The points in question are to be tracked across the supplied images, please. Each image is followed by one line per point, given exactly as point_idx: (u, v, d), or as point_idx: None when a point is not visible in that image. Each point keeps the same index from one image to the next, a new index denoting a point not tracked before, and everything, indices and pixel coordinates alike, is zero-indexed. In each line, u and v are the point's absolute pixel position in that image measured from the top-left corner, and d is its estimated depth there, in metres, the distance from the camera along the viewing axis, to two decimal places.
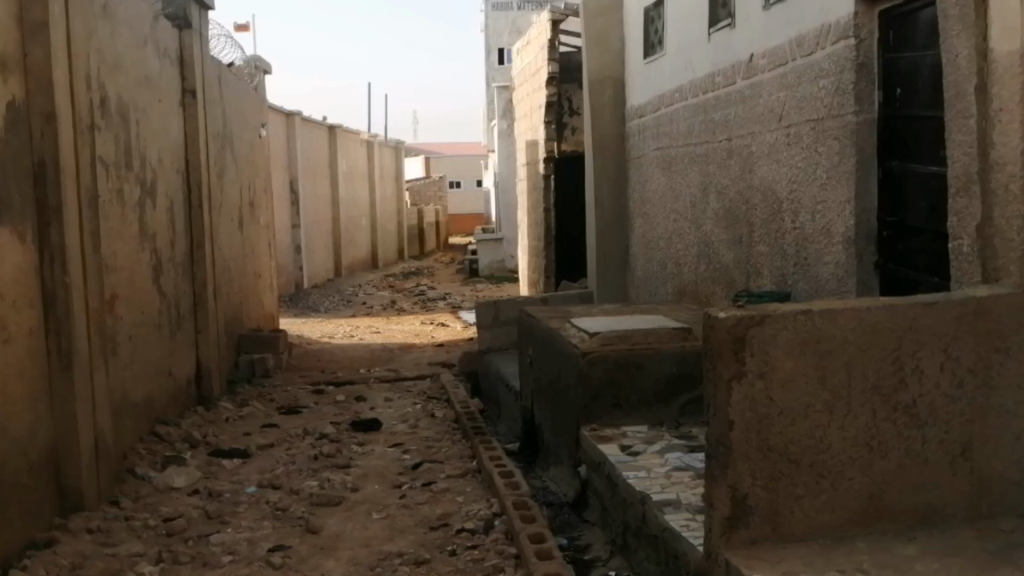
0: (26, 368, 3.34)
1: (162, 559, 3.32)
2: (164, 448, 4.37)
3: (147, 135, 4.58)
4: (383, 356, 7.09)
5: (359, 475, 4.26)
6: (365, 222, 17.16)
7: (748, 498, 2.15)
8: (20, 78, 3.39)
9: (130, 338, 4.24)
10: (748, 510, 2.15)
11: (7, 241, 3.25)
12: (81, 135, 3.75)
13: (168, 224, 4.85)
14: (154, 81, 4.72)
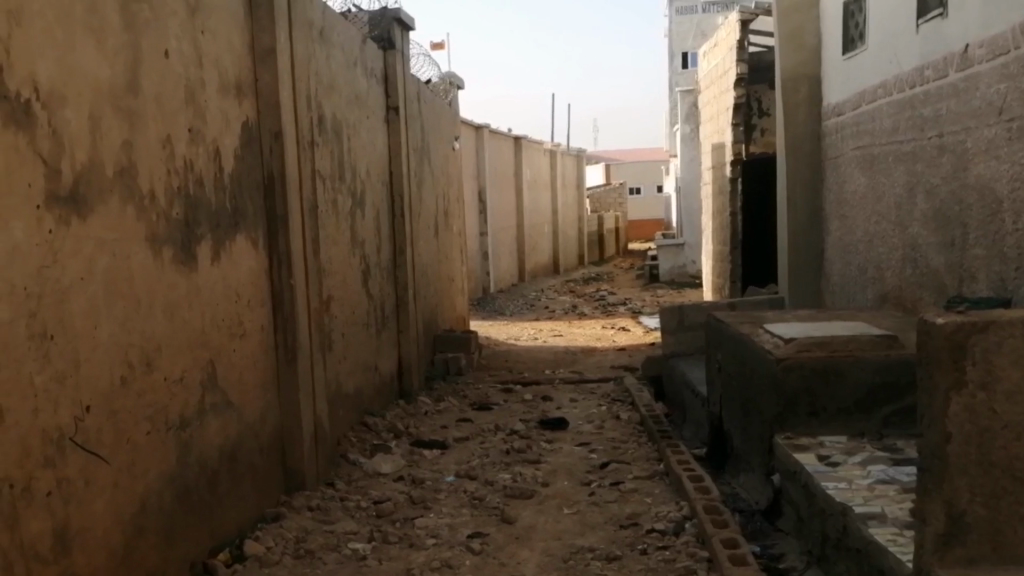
0: (257, 360, 3.73)
1: (374, 538, 3.60)
2: (371, 437, 4.74)
3: (357, 149, 4.97)
4: (568, 358, 7.27)
5: (549, 471, 4.43)
6: (547, 229, 17.52)
7: (965, 516, 2.05)
8: (252, 101, 3.79)
9: (343, 335, 4.62)
10: (964, 528, 2.05)
11: (243, 247, 3.66)
12: (303, 150, 4.13)
13: (375, 233, 5.23)
14: (363, 99, 5.11)
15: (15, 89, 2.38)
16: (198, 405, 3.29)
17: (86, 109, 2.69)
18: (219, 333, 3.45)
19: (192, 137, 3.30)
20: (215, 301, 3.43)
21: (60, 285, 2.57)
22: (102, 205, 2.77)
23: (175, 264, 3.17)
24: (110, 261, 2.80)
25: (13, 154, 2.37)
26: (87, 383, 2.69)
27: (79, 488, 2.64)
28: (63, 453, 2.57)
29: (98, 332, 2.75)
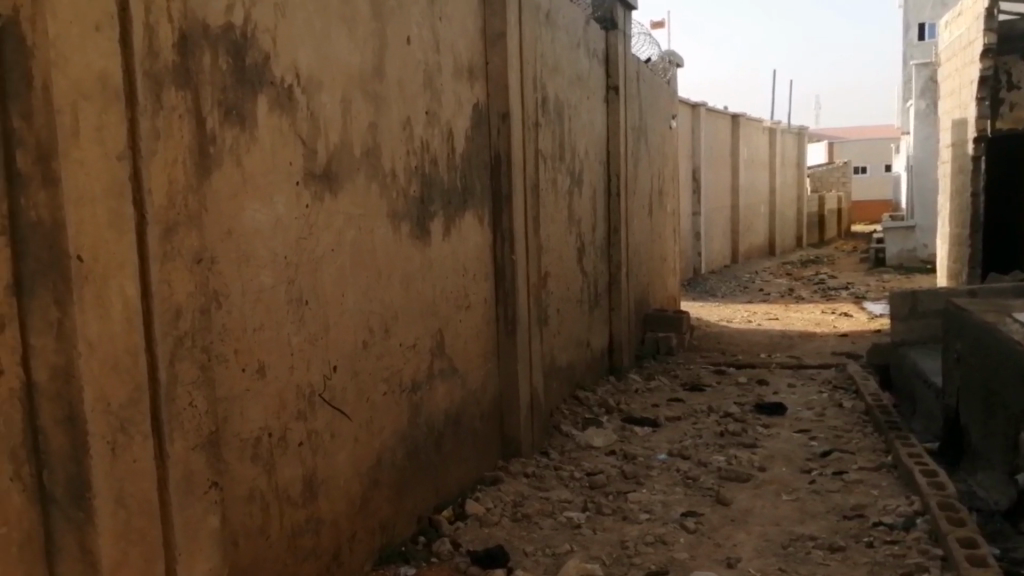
0: (480, 331, 3.93)
1: (588, 508, 3.69)
2: (583, 410, 4.86)
3: (577, 129, 5.05)
4: (785, 343, 7.03)
5: (767, 456, 4.33)
6: (764, 210, 16.91)
7: None
8: (483, 83, 3.95)
9: (559, 310, 4.74)
10: None
11: (471, 224, 3.84)
12: (528, 131, 4.26)
13: (592, 211, 5.30)
14: (584, 80, 5.18)
15: (280, 76, 2.64)
16: (428, 370, 3.52)
17: (338, 94, 2.93)
18: (447, 304, 3.65)
19: (428, 119, 3.49)
20: (445, 274, 3.64)
21: (314, 255, 2.83)
22: (350, 182, 3.00)
23: (412, 239, 3.39)
24: (356, 234, 3.04)
25: (278, 135, 2.63)
26: (334, 345, 2.94)
27: (325, 441, 2.90)
28: (313, 407, 2.84)
29: (345, 300, 2.99)
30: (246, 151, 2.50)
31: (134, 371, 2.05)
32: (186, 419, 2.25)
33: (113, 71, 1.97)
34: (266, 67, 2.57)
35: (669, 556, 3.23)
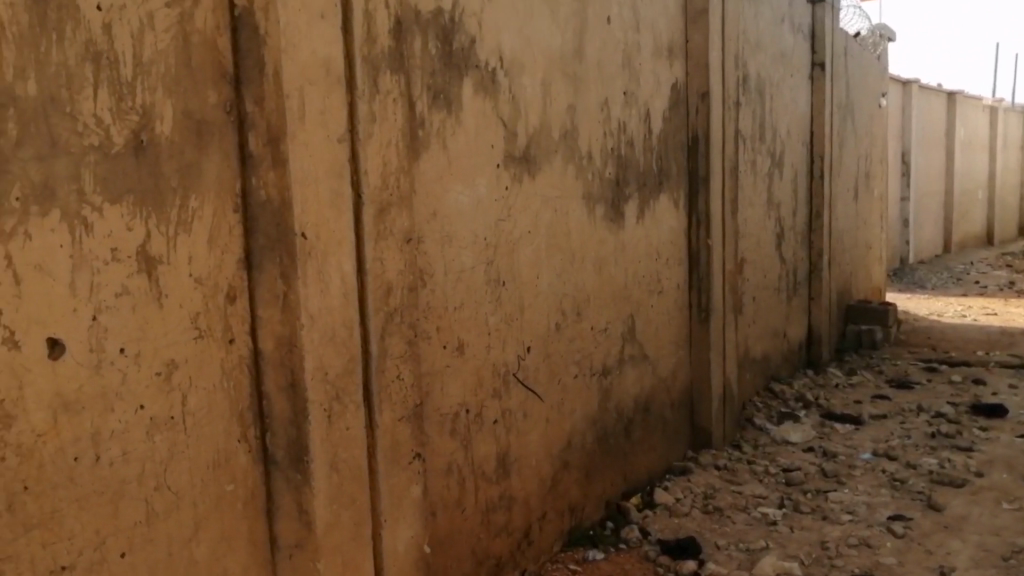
0: (673, 317, 3.85)
1: (785, 505, 3.55)
2: (778, 404, 4.69)
3: (779, 108, 4.84)
4: (1005, 340, 6.45)
5: (985, 461, 3.98)
6: (981, 196, 15.58)
7: None
8: (682, 63, 3.86)
9: (755, 298, 4.57)
10: None
11: (666, 207, 3.77)
12: (727, 111, 4.12)
13: (792, 195, 5.07)
14: (788, 57, 4.95)
15: (485, 58, 2.68)
16: (620, 354, 3.49)
17: (539, 76, 2.95)
18: (640, 289, 3.61)
19: (626, 100, 3.45)
20: (638, 258, 3.59)
21: (513, 237, 2.87)
22: (548, 164, 3.02)
23: (606, 222, 3.37)
24: (552, 216, 3.06)
25: (481, 117, 2.68)
26: (530, 326, 2.98)
27: (518, 420, 2.94)
28: (508, 386, 2.88)
29: (540, 281, 3.02)
30: (452, 134, 2.56)
31: (348, 343, 2.16)
32: (392, 391, 2.34)
33: (334, 57, 2.07)
34: (472, 50, 2.63)
35: (875, 561, 3.04)
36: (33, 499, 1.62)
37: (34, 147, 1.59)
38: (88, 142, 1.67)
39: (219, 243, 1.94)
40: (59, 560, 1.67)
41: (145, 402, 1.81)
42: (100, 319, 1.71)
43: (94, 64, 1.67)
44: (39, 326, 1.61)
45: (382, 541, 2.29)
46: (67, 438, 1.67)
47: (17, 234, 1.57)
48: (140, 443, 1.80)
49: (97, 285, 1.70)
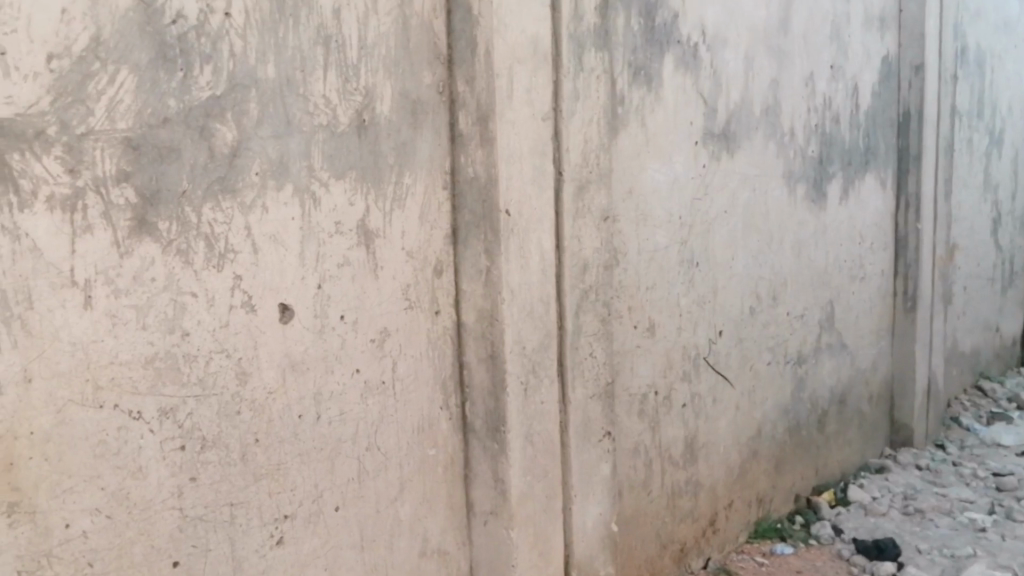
0: (874, 305, 3.65)
1: (995, 511, 3.29)
2: (988, 404, 4.36)
3: (1001, 82, 4.45)
4: None
5: None
6: None
7: None
8: (894, 35, 3.62)
9: (965, 288, 4.26)
10: None
11: (871, 188, 3.57)
12: (943, 85, 3.84)
13: (1012, 176, 4.67)
14: (1013, 25, 4.54)
15: (686, 34, 2.63)
16: (816, 342, 3.35)
17: (741, 50, 2.86)
18: (840, 274, 3.44)
19: (832, 75, 3.29)
20: (839, 242, 3.42)
21: (709, 217, 2.81)
22: (748, 143, 2.93)
23: (807, 204, 3.23)
24: (750, 196, 2.96)
25: (681, 94, 2.64)
26: (723, 308, 2.91)
27: (708, 405, 2.89)
28: (699, 369, 2.84)
29: (735, 263, 2.94)
30: (652, 112, 2.54)
31: (546, 319, 2.20)
32: (587, 368, 2.35)
33: (542, 36, 2.09)
34: (674, 26, 2.58)
35: None
36: (263, 451, 1.76)
37: (271, 126, 1.71)
38: (318, 121, 1.78)
39: (429, 218, 2.03)
40: (283, 508, 1.81)
41: (360, 366, 1.92)
42: (324, 287, 1.84)
43: (324, 48, 1.78)
44: (273, 291, 1.75)
45: (572, 515, 2.32)
46: (293, 396, 1.80)
47: (256, 206, 1.70)
48: (355, 404, 1.92)
49: (322, 255, 1.82)
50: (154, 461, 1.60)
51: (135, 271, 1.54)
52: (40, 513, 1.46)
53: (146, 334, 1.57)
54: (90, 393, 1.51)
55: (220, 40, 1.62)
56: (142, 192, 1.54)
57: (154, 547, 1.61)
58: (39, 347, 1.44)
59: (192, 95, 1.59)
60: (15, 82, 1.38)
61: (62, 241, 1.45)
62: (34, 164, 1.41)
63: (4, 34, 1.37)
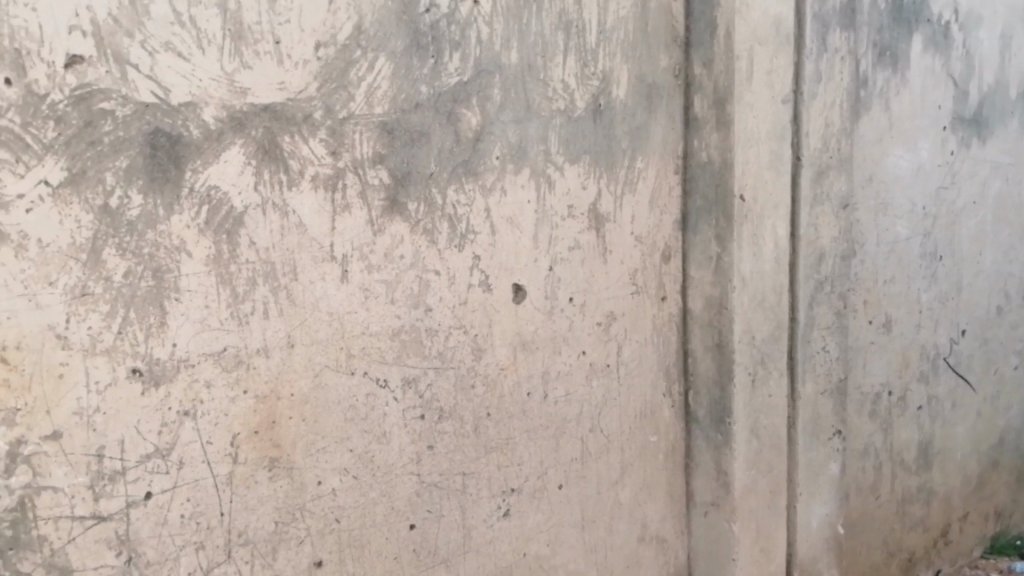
0: None
1: None
2: None
3: None
4: None
5: None
6: None
7: None
8: None
9: None
10: None
11: None
12: None
13: None
14: None
15: (938, 12, 2.43)
16: None
17: (998, 29, 2.61)
18: None
19: None
20: None
21: (955, 208, 2.59)
22: (1003, 128, 2.67)
23: None
24: (1001, 186, 2.70)
25: (929, 76, 2.44)
26: (967, 308, 2.68)
27: (947, 410, 2.67)
28: (937, 371, 2.63)
29: (983, 258, 2.70)
30: (896, 95, 2.36)
31: (776, 309, 2.12)
32: (818, 364, 2.23)
33: (785, 16, 2.01)
34: (926, 3, 2.40)
35: None
36: (493, 425, 1.83)
37: (513, 111, 1.76)
38: (556, 106, 1.81)
39: (660, 204, 2.02)
40: (511, 482, 1.87)
41: (587, 349, 1.94)
42: (555, 270, 1.87)
43: (565, 33, 1.81)
44: (508, 272, 1.80)
45: (797, 515, 2.23)
46: (523, 373, 1.86)
47: (496, 189, 1.76)
48: (581, 385, 1.95)
49: (555, 237, 1.86)
50: (397, 428, 1.70)
51: (387, 248, 1.64)
52: (296, 469, 1.59)
53: (394, 308, 1.67)
54: (344, 360, 1.62)
55: (469, 27, 1.68)
56: (394, 174, 1.63)
57: (394, 509, 1.71)
58: (301, 316, 1.57)
59: (441, 80, 1.66)
60: (288, 70, 1.50)
61: (324, 218, 1.56)
62: (302, 147, 1.52)
63: (279, 24, 1.48)
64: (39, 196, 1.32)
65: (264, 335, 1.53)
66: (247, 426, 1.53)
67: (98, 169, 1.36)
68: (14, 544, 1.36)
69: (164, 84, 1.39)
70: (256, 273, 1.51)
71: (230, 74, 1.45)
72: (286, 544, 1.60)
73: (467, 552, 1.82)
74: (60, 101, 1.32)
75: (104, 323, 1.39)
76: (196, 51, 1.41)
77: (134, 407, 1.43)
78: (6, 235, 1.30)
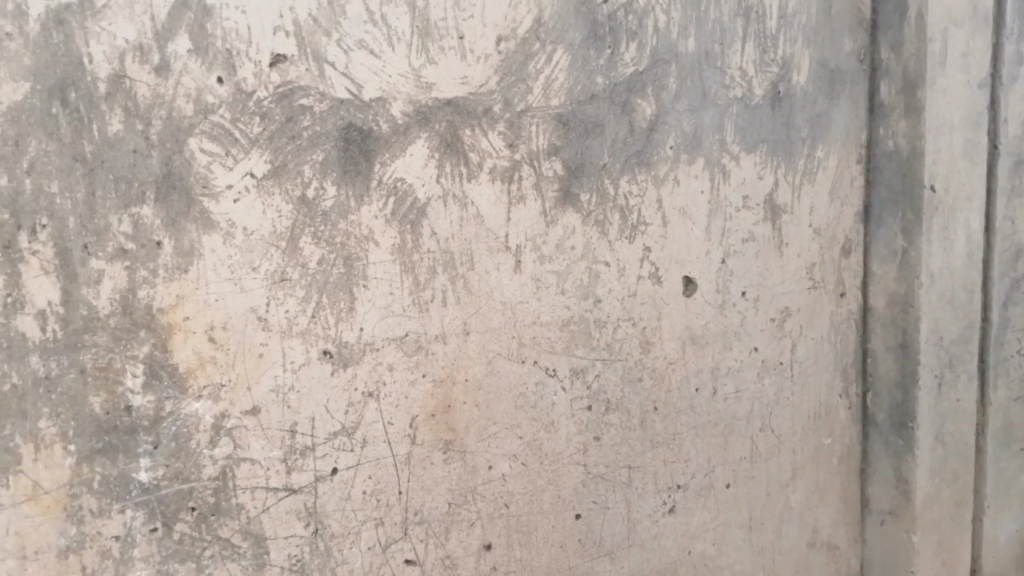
0: None
1: None
2: None
3: None
4: None
5: None
6: None
7: None
8: None
9: None
10: None
11: None
12: None
13: None
14: None
15: None
16: None
17: None
18: None
19: None
20: None
21: None
22: None
23: None
24: None
25: None
26: None
27: None
28: None
29: None
30: None
31: (968, 309, 1.97)
32: (1012, 369, 2.03)
33: None
34: None
35: None
36: (661, 419, 1.79)
37: (689, 100, 1.72)
38: (733, 95, 1.76)
39: (840, 194, 1.93)
40: (677, 478, 1.83)
41: (759, 345, 1.87)
42: (728, 262, 1.81)
43: (744, 19, 1.75)
44: (678, 264, 1.76)
45: (984, 530, 2.07)
46: (692, 367, 1.81)
47: (669, 179, 1.72)
48: (752, 382, 1.88)
49: (729, 229, 1.80)
50: (564, 418, 1.71)
51: (559, 239, 1.65)
52: (469, 452, 1.64)
53: (564, 298, 1.67)
54: (516, 348, 1.65)
55: (646, 16, 1.66)
56: (568, 165, 1.64)
57: (561, 498, 1.73)
58: (477, 305, 1.61)
59: (617, 70, 1.65)
60: (471, 64, 1.54)
61: (500, 210, 1.60)
62: (482, 139, 1.56)
63: (464, 20, 1.52)
64: (246, 187, 1.43)
65: (443, 321, 1.59)
66: (424, 409, 1.59)
67: (297, 162, 1.45)
68: (217, 510, 1.49)
69: (357, 81, 1.47)
70: (437, 262, 1.56)
71: (417, 70, 1.50)
72: (458, 525, 1.65)
73: (632, 545, 1.81)
74: (265, 98, 1.42)
75: (301, 307, 1.49)
76: (386, 48, 1.48)
77: (325, 385, 1.52)
78: (217, 223, 1.43)
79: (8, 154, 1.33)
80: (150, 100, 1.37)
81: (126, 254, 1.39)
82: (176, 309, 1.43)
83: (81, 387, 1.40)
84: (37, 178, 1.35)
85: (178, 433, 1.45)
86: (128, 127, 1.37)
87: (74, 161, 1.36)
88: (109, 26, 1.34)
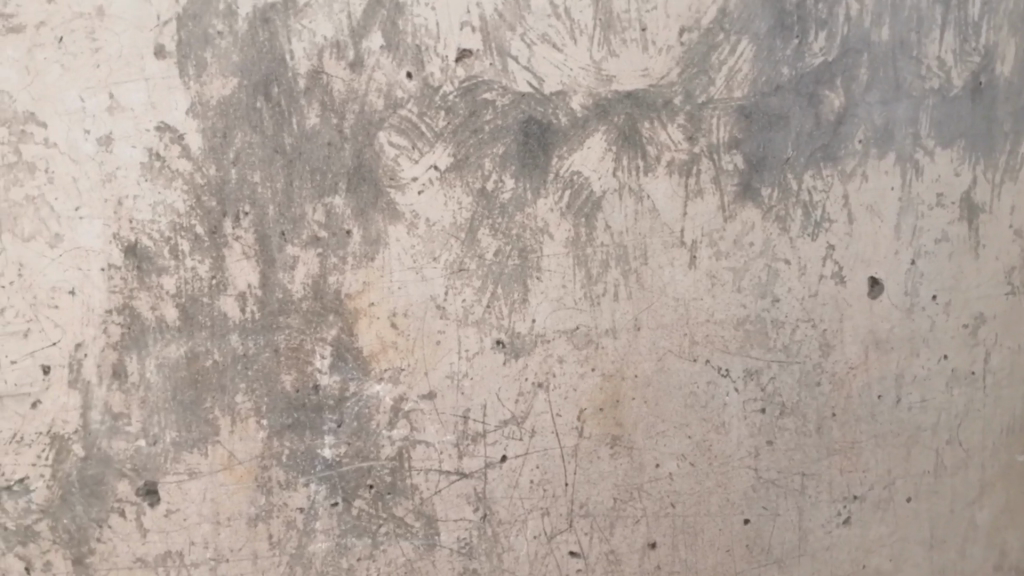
0: None
1: None
2: None
3: None
4: None
5: None
6: None
7: None
8: None
9: None
10: None
11: None
12: None
13: None
14: None
15: None
16: None
17: None
18: None
19: None
20: None
21: None
22: None
23: None
24: None
25: None
26: None
27: None
28: None
29: None
30: None
31: None
32: None
33: None
34: None
35: None
36: (839, 427, 1.70)
37: (881, 91, 1.63)
38: (929, 86, 1.64)
39: None
40: (854, 488, 1.72)
41: (949, 352, 1.72)
42: (918, 264, 1.69)
43: (944, 6, 1.63)
44: (864, 264, 1.67)
45: None
46: (875, 374, 1.70)
47: (856, 174, 1.64)
48: (940, 392, 1.73)
49: (920, 228, 1.68)
50: (735, 419, 1.65)
51: (736, 234, 1.60)
52: (637, 448, 1.62)
53: (740, 296, 1.63)
54: (687, 347, 1.62)
55: (837, 4, 1.59)
56: (749, 158, 1.59)
57: (729, 502, 1.68)
58: (650, 300, 1.59)
59: (805, 61, 1.59)
60: (652, 55, 1.52)
61: (676, 204, 1.57)
62: (661, 133, 1.54)
63: (646, 12, 1.51)
64: (430, 179, 1.49)
65: (614, 316, 1.58)
66: (593, 403, 1.59)
67: (479, 155, 1.49)
68: (392, 490, 1.55)
69: (539, 75, 1.49)
70: (610, 256, 1.56)
71: (598, 63, 1.51)
72: (623, 520, 1.64)
73: (803, 556, 1.72)
74: (450, 92, 1.47)
75: (477, 296, 1.52)
76: (569, 41, 1.49)
77: (498, 374, 1.55)
78: (402, 214, 1.49)
79: (216, 145, 1.44)
80: (345, 94, 1.45)
81: (319, 241, 1.47)
82: (362, 295, 1.50)
83: (274, 365, 1.49)
84: (242, 168, 1.45)
85: (360, 413, 1.52)
86: (324, 121, 1.45)
87: (275, 152, 1.45)
88: (309, 24, 1.43)
